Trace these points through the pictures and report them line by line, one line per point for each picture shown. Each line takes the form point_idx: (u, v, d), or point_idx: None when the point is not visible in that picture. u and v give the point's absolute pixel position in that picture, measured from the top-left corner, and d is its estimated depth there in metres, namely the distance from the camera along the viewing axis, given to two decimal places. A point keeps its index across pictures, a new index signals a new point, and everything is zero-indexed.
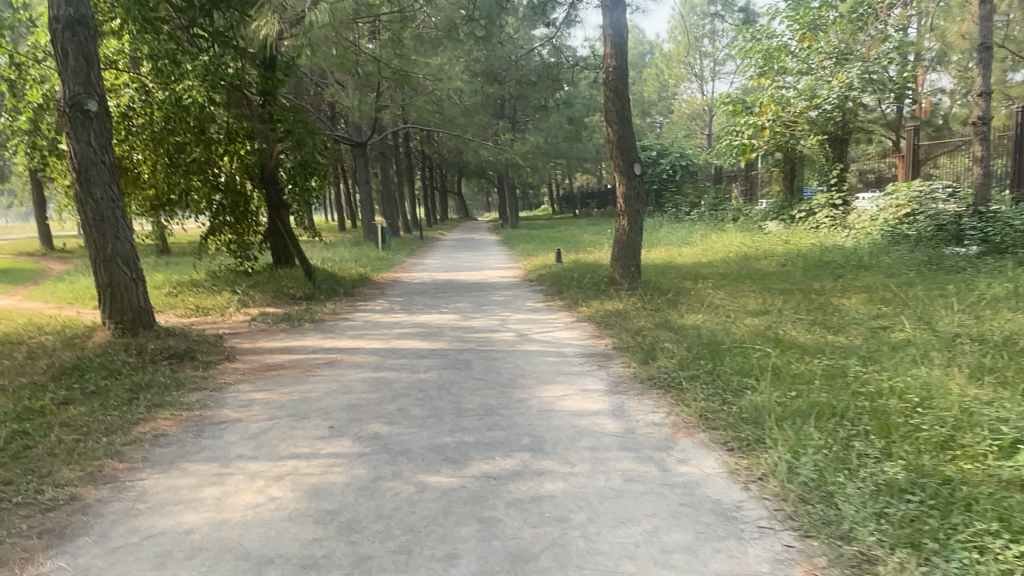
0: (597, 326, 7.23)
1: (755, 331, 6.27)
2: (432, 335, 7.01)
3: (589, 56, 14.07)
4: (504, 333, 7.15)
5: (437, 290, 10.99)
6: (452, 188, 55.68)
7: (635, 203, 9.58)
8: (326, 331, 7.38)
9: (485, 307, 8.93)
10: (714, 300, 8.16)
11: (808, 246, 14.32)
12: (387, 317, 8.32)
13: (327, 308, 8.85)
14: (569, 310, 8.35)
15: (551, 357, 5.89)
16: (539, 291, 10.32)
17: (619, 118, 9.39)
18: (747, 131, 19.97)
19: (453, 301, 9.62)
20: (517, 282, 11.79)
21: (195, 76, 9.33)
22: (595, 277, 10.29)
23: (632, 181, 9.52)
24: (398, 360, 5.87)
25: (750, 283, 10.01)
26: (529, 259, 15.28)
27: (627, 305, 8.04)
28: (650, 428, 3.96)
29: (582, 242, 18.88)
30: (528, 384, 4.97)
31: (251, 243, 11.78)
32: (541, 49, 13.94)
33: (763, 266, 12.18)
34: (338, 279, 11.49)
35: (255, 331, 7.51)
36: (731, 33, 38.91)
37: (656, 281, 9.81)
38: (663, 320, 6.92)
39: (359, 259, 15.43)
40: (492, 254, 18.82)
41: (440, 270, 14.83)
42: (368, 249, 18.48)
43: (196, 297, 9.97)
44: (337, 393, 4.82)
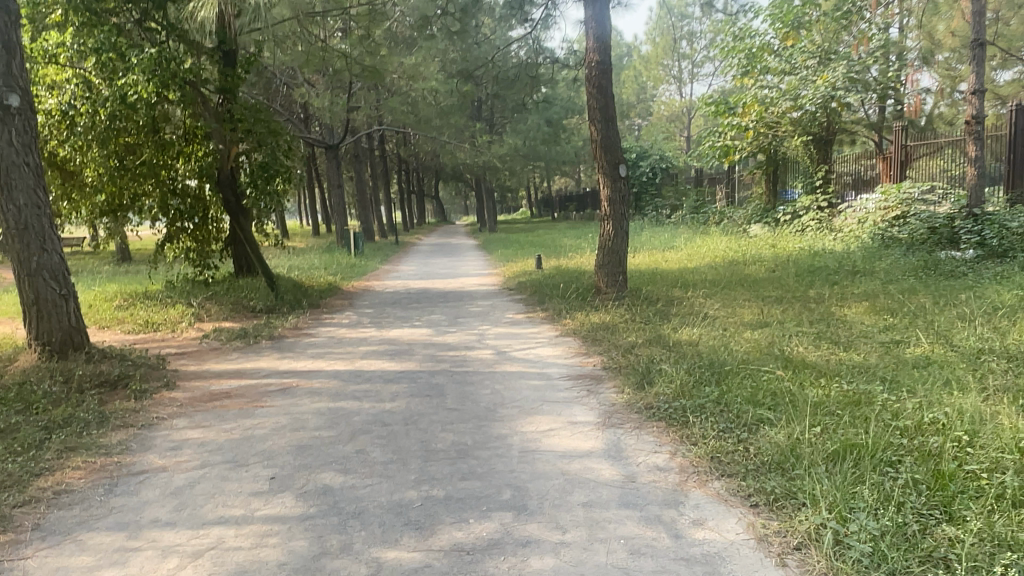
0: (584, 342, 6.60)
1: (758, 348, 5.68)
2: (402, 354, 6.34)
3: (568, 57, 13.46)
4: (481, 350, 6.49)
5: (410, 301, 10.31)
6: (429, 192, 54.88)
7: (621, 207, 8.98)
8: (284, 350, 6.67)
9: (460, 319, 8.27)
10: (707, 311, 7.58)
11: (796, 250, 13.83)
12: (354, 332, 7.62)
13: (289, 322, 8.13)
14: (552, 322, 7.72)
15: (534, 380, 5.25)
16: (520, 300, 9.69)
17: (603, 115, 8.80)
18: (730, 132, 19.49)
19: (427, 312, 8.95)
20: (496, 290, 11.15)
21: (142, 70, 8.46)
22: (579, 285, 9.68)
23: (618, 183, 8.92)
24: (361, 386, 5.19)
25: (742, 291, 9.46)
26: (508, 265, 14.65)
27: (615, 317, 7.43)
28: (653, 474, 3.35)
29: (562, 247, 18.29)
30: (508, 416, 4.32)
31: (212, 252, 11.00)
32: (518, 50, 13.43)
33: (752, 271, 11.65)
34: (304, 289, 10.75)
35: (206, 350, 6.77)
36: (708, 35, 38.65)
37: (644, 290, 9.22)
38: (656, 335, 6.31)
39: (329, 266, 14.70)
40: (469, 259, 18.18)
41: (415, 277, 14.14)
42: (340, 255, 17.70)
43: (148, 310, 9.17)
44: (286, 431, 4.14)
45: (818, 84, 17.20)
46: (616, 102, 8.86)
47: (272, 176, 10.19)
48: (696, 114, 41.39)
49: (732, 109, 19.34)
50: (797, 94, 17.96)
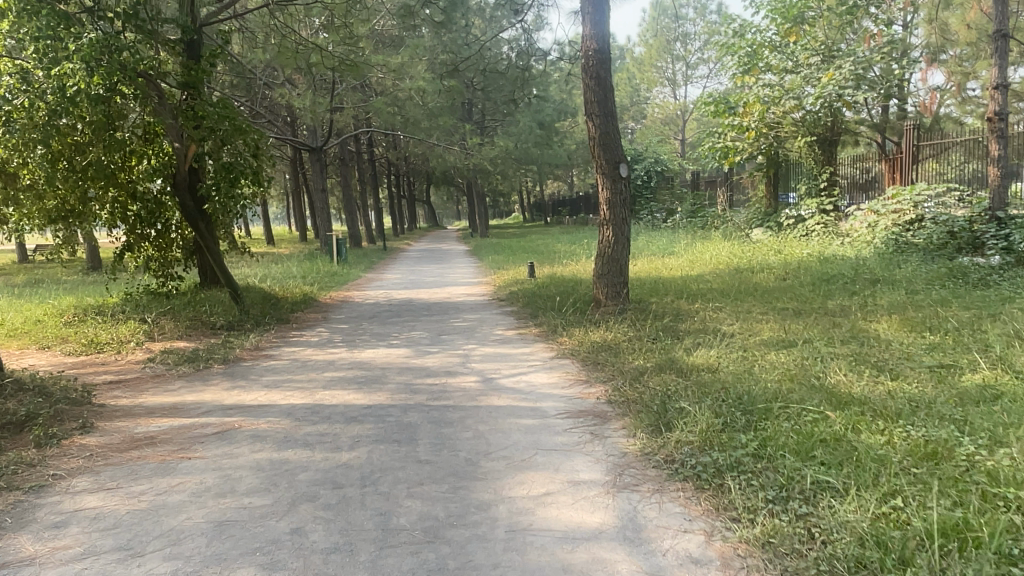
0: (582, 366, 5.71)
1: (790, 378, 4.81)
2: (373, 383, 5.42)
3: (560, 57, 12.62)
4: (465, 376, 5.59)
5: (391, 314, 9.40)
6: (419, 196, 53.92)
7: (621, 211, 8.12)
8: (236, 378, 5.76)
9: (443, 337, 7.36)
10: (722, 328, 6.72)
11: (805, 256, 13.03)
12: (322, 353, 6.71)
13: (251, 343, 7.21)
14: (546, 341, 6.85)
15: (525, 419, 4.36)
16: (511, 314, 8.82)
17: (602, 109, 7.95)
18: (731, 132, 18.68)
19: (407, 329, 8.03)
20: (485, 301, 10.28)
21: (80, 58, 7.32)
22: (576, 296, 8.83)
23: (618, 184, 8.05)
24: (317, 427, 4.29)
25: (754, 303, 8.62)
26: (499, 273, 13.79)
27: (617, 335, 6.57)
28: (687, 571, 2.48)
29: (557, 253, 17.44)
30: (493, 473, 3.44)
31: (175, 259, 10.27)
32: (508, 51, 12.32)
33: (761, 279, 10.82)
34: (275, 301, 9.86)
35: (146, 379, 5.83)
36: (702, 36, 37.98)
37: (647, 303, 8.38)
38: (667, 360, 5.44)
39: (308, 275, 13.81)
40: (458, 266, 17.31)
41: (400, 286, 13.25)
42: (321, 262, 16.75)
43: (96, 327, 8.25)
44: (211, 497, 3.23)
45: (824, 82, 16.44)
46: (615, 94, 8.01)
47: (236, 177, 9.33)
48: (690, 117, 40.70)
49: (733, 109, 18.47)
50: (802, 93, 17.14)
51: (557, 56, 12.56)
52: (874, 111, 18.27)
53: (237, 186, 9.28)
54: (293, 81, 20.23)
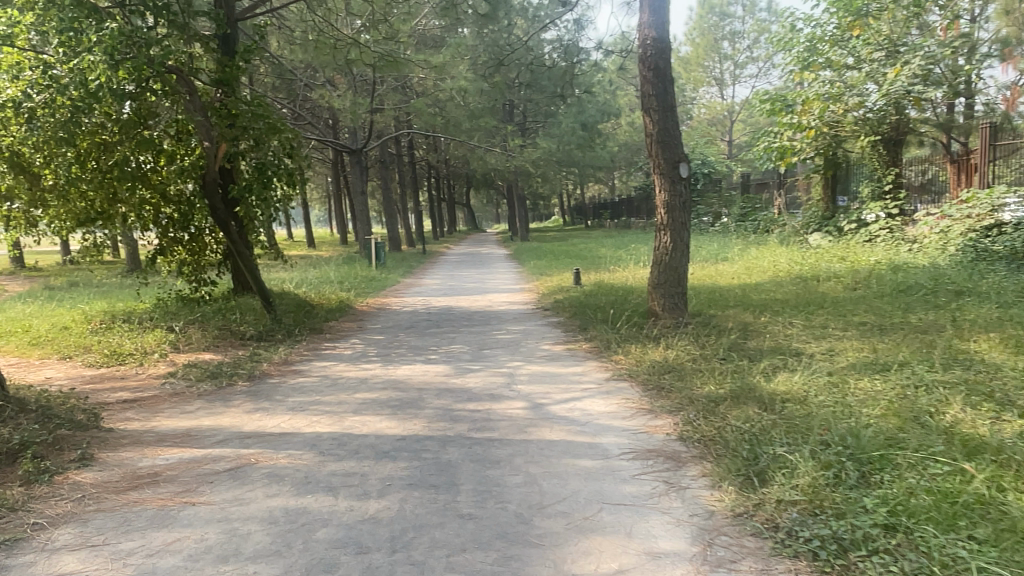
0: (643, 391, 5.04)
1: (896, 415, 4.08)
2: (407, 407, 4.84)
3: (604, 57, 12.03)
4: (512, 400, 4.97)
5: (430, 324, 8.84)
6: (459, 200, 53.52)
7: (680, 215, 7.40)
8: (260, 398, 5.23)
9: (486, 352, 6.75)
10: (799, 347, 5.99)
11: (872, 263, 12.12)
12: (353, 369, 6.15)
13: (279, 356, 6.70)
14: (600, 359, 6.20)
15: (584, 459, 3.70)
16: (558, 325, 8.18)
17: (660, 104, 7.27)
18: (788, 131, 17.74)
19: (446, 341, 7.44)
20: (530, 310, 9.66)
21: (101, 50, 6.88)
22: (628, 308, 8.15)
23: (678, 185, 7.34)
24: (343, 464, 3.70)
25: (826, 316, 7.83)
26: (543, 279, 13.16)
27: (680, 354, 5.87)
28: None
29: (602, 258, 16.74)
30: (551, 538, 2.80)
31: (209, 264, 9.89)
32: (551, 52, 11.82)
33: (828, 290, 9.97)
34: (310, 309, 9.39)
35: (163, 398, 5.34)
36: (752, 34, 36.86)
37: (708, 316, 7.67)
38: (743, 387, 4.75)
39: (346, 280, 13.39)
40: (500, 271, 16.74)
41: (440, 292, 12.71)
42: (360, 267, 16.39)
43: (123, 335, 7.85)
44: (210, 563, 2.66)
45: (891, 77, 15.41)
46: (675, 87, 7.32)
47: (270, 178, 8.90)
48: (738, 118, 39.54)
49: (790, 107, 17.48)
50: (866, 90, 16.12)
51: (603, 53, 11.92)
52: (944, 109, 17.15)
53: (270, 188, 8.85)
54: (333, 81, 19.90)
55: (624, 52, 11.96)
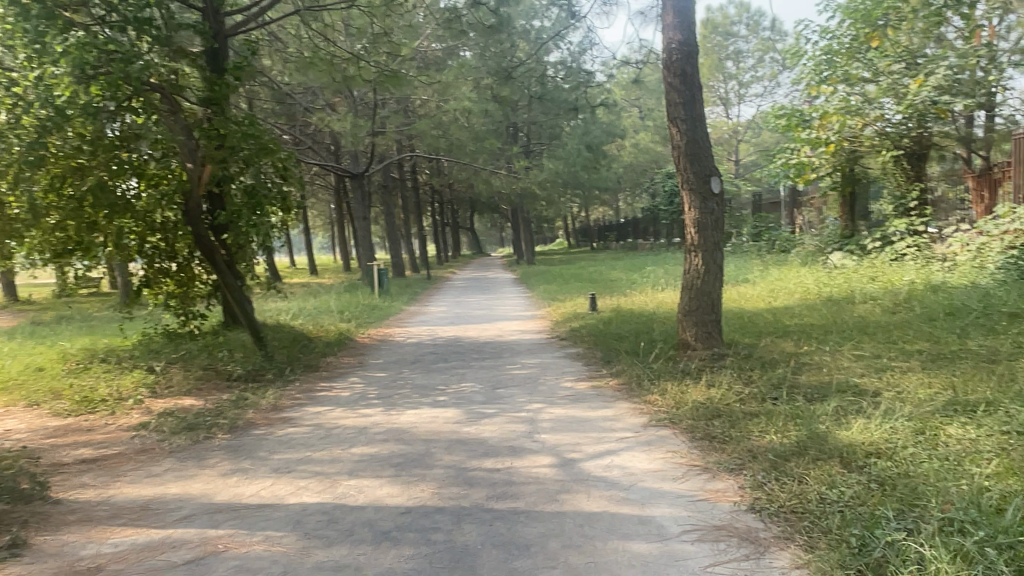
0: (691, 442, 4.26)
1: (1018, 475, 3.29)
2: (413, 466, 4.06)
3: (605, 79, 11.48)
4: (537, 454, 4.19)
5: (436, 357, 8.08)
6: (464, 224, 53.03)
7: (713, 235, 6.66)
8: (241, 456, 4.47)
9: (501, 392, 5.98)
10: (861, 384, 5.21)
11: (907, 283, 11.35)
12: (350, 416, 5.38)
13: (268, 401, 5.93)
14: (631, 399, 5.42)
15: (636, 542, 2.93)
16: (578, 358, 7.42)
17: (687, 112, 6.59)
18: (805, 148, 17.06)
19: (456, 379, 6.67)
20: (545, 341, 8.90)
21: (69, 62, 6.31)
22: (655, 338, 7.39)
23: (709, 202, 6.60)
24: (332, 553, 2.94)
25: (874, 345, 7.06)
26: (555, 305, 12.43)
27: (726, 394, 5.10)
28: None
29: (615, 282, 16.02)
30: None
31: (198, 296, 9.22)
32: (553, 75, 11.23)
33: (866, 314, 9.19)
34: (306, 342, 8.65)
35: (128, 458, 4.57)
36: (756, 53, 36.49)
37: (746, 346, 6.89)
38: (813, 436, 3.99)
39: (347, 310, 12.67)
40: (508, 296, 16.00)
41: (446, 321, 11.95)
42: (362, 295, 15.68)
43: (99, 377, 7.13)
44: None
45: (915, 88, 14.76)
46: (703, 94, 6.63)
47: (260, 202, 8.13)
48: (744, 138, 39.04)
49: (807, 122, 16.83)
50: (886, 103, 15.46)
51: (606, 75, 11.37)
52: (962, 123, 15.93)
53: (260, 213, 8.13)
54: (333, 105, 19.38)
55: (630, 76, 11.33)
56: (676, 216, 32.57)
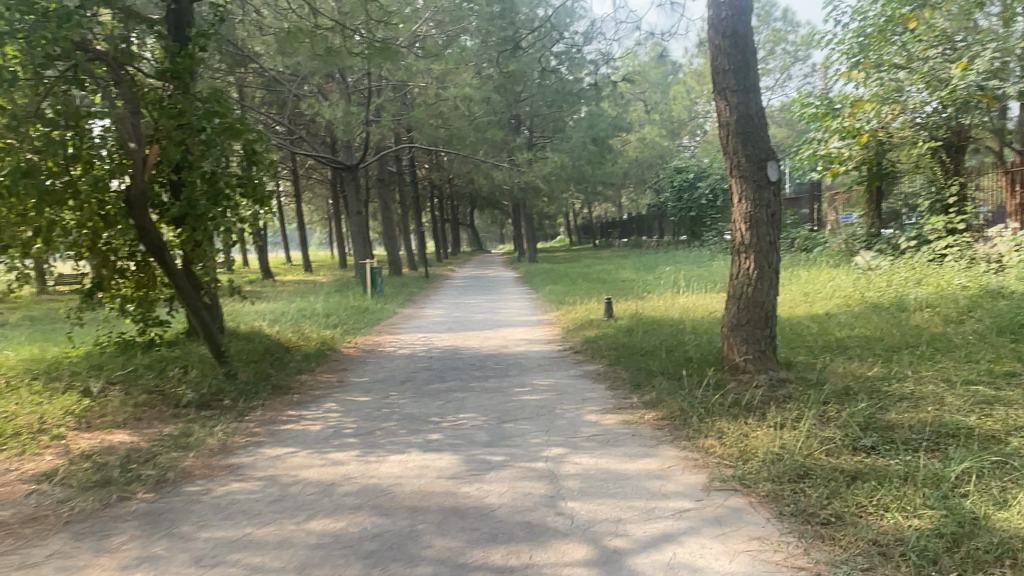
0: (780, 524, 3.05)
1: None
2: (391, 560, 2.85)
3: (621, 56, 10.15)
4: (564, 539, 2.97)
5: (430, 375, 6.83)
6: (464, 221, 51.78)
7: (768, 231, 5.43)
8: (157, 535, 3.27)
9: (509, 429, 4.75)
10: (978, 427, 4.03)
11: (958, 288, 10.11)
12: (316, 465, 4.14)
13: (215, 439, 4.71)
14: (679, 444, 4.20)
15: None
16: (601, 379, 6.19)
17: (739, 81, 5.39)
18: (834, 138, 15.78)
19: (454, 408, 5.43)
20: (559, 355, 7.66)
21: None
22: (694, 356, 6.17)
23: (764, 191, 5.37)
24: None
25: (958, 366, 5.83)
26: (565, 309, 11.20)
27: (807, 445, 3.89)
28: None
29: (628, 282, 14.78)
30: None
31: (158, 301, 7.98)
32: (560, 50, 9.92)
33: (926, 325, 7.93)
34: (280, 355, 7.43)
35: (8, 531, 3.38)
36: (767, 45, 35.36)
37: (808, 370, 5.67)
38: (968, 525, 2.81)
39: (335, 313, 11.46)
40: (512, 298, 14.77)
41: (443, 327, 10.72)
42: (353, 295, 14.46)
43: (27, 399, 5.89)
44: None
45: (958, 73, 13.10)
46: (757, 60, 5.41)
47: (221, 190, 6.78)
48: None
49: (837, 110, 15.59)
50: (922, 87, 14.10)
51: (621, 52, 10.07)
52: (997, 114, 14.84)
53: (221, 203, 6.80)
54: (325, 91, 18.15)
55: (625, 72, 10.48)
56: (683, 212, 31.17)
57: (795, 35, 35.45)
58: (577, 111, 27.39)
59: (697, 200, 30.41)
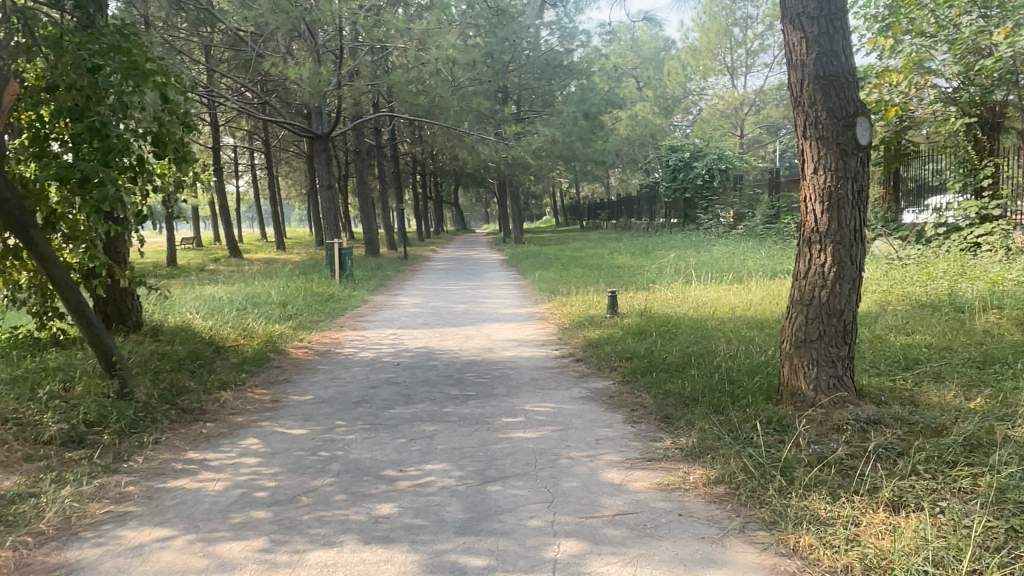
0: None
1: None
2: None
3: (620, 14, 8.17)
4: None
5: (393, 392, 5.28)
6: (448, 199, 50.07)
7: (853, 215, 3.95)
8: None
9: (496, 497, 3.24)
10: None
11: (1013, 283, 8.70)
12: (190, 572, 2.63)
13: (60, 512, 3.15)
14: (755, 544, 2.72)
15: None
16: (614, 407, 4.69)
17: (823, 5, 3.89)
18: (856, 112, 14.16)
19: (420, 452, 3.90)
20: (555, 365, 6.15)
21: None
22: (737, 380, 4.68)
23: (851, 159, 3.90)
24: None
25: None
26: (558, 301, 9.67)
27: (973, 560, 2.42)
28: None
29: (625, 269, 13.30)
30: None
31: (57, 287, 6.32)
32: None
33: (1001, 332, 6.50)
34: (204, 363, 5.88)
35: None
36: (766, 19, 34.04)
37: (895, 405, 4.20)
38: None
39: (293, 302, 9.85)
40: (497, 285, 13.25)
41: (416, 321, 9.16)
42: (318, 279, 12.86)
43: None
44: None
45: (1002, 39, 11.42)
46: None
47: (116, 149, 5.04)
48: (750, 112, 36.49)
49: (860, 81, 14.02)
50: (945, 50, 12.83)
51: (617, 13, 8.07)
52: None
53: (115, 164, 5.06)
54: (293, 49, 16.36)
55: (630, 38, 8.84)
56: (677, 193, 29.57)
57: None
58: (567, 84, 25.85)
59: (693, 180, 28.90)
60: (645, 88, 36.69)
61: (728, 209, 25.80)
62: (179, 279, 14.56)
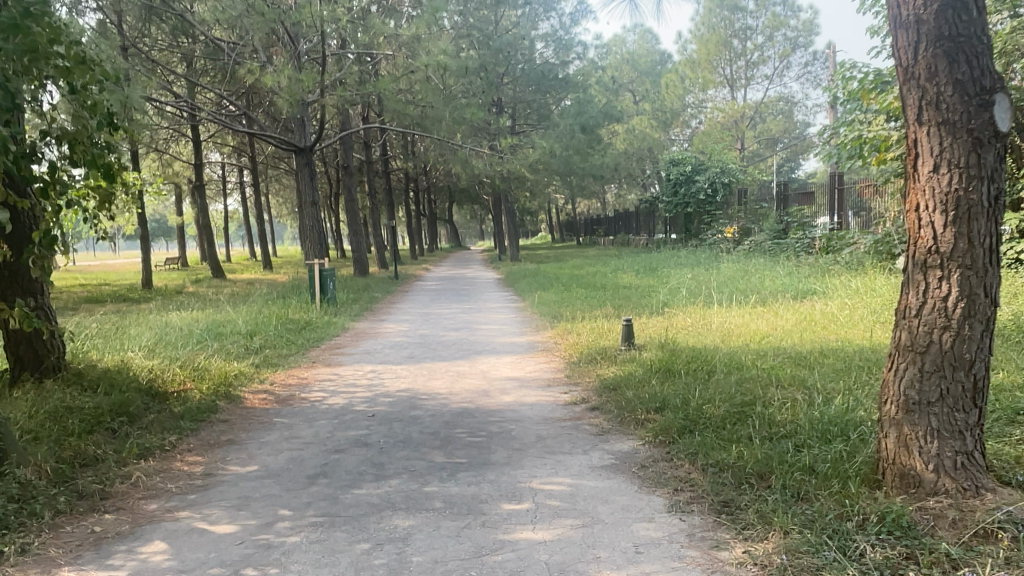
0: None
1: None
2: None
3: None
4: None
5: (361, 461, 4.09)
6: (442, 217, 49.05)
7: (989, 229, 2.84)
8: None
9: None
10: None
11: None
12: None
13: None
14: None
15: None
16: (650, 487, 3.51)
17: None
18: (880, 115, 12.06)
19: (386, 572, 2.72)
20: (566, 416, 4.98)
21: None
22: (814, 450, 3.53)
23: (987, 152, 2.80)
24: None
25: None
26: (560, 330, 8.50)
27: None
28: None
29: (631, 290, 12.18)
30: None
31: None
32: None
33: None
34: (127, 422, 4.69)
35: None
36: (766, 30, 33.25)
37: None
38: None
39: (261, 332, 8.65)
40: (493, 308, 12.11)
41: (400, 353, 7.98)
42: (296, 304, 11.70)
43: None
44: None
45: None
46: None
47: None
48: (750, 124, 35.78)
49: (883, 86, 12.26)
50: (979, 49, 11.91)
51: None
52: None
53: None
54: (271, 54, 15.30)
55: None
56: (678, 208, 28.62)
57: (795, 21, 33.53)
58: (563, 96, 24.83)
59: (695, 194, 27.84)
60: (642, 101, 35.82)
61: (733, 224, 24.67)
62: (146, 304, 13.37)
